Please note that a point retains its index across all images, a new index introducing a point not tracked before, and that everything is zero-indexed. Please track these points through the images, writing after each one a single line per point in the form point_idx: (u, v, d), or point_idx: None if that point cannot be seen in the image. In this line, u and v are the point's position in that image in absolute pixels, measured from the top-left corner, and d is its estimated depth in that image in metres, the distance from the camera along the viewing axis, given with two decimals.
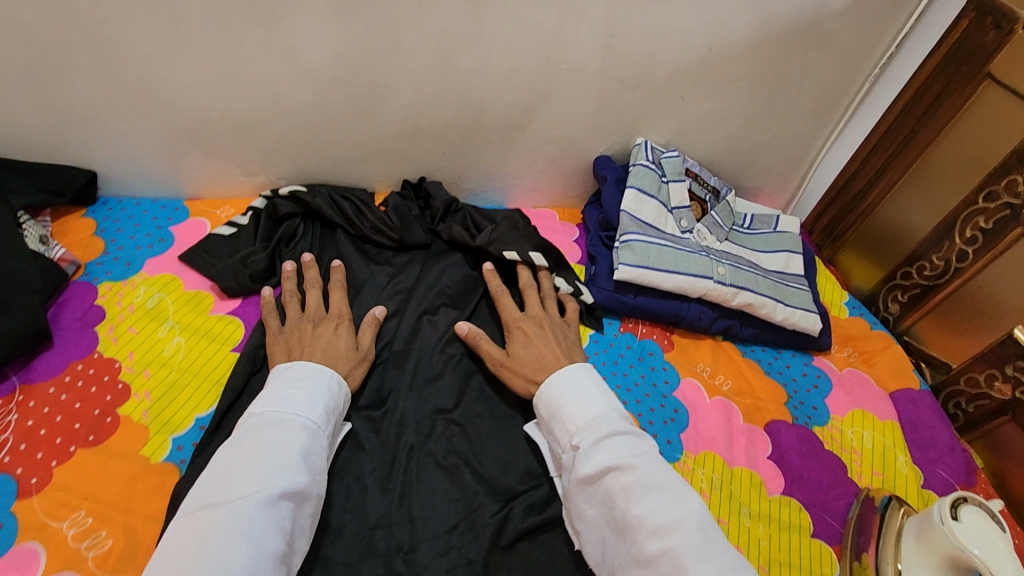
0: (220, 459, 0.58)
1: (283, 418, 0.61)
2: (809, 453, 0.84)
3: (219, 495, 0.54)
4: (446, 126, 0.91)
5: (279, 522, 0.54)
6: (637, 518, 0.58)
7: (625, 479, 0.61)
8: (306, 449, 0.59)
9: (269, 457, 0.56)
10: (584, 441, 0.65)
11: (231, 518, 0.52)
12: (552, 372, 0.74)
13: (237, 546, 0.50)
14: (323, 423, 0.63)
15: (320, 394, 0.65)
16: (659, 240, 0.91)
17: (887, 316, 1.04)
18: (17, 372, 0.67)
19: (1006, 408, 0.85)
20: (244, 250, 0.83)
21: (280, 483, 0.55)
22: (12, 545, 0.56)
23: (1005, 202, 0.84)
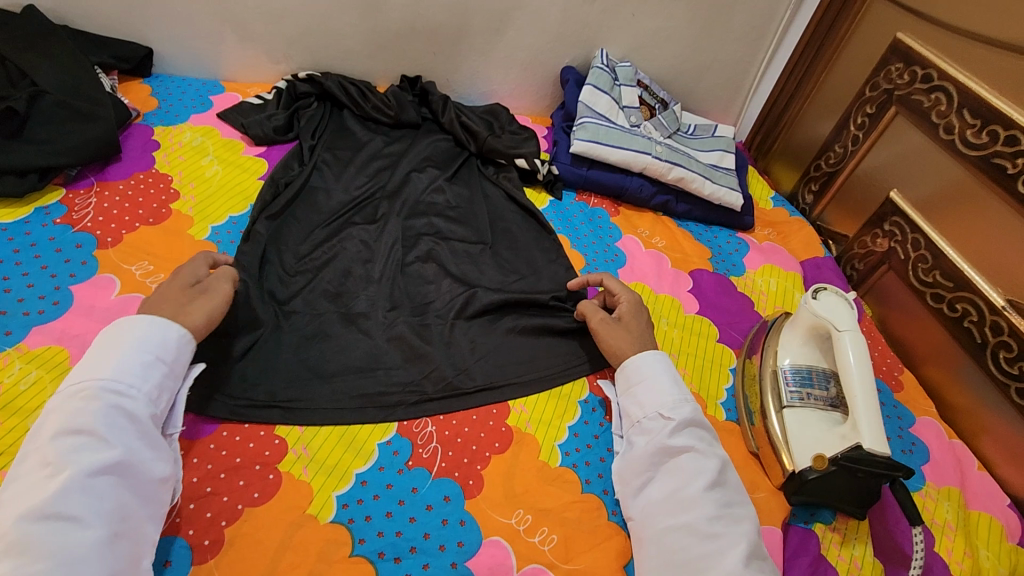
0: (24, 454, 0.53)
1: (81, 392, 0.56)
2: (723, 292, 1.02)
3: (16, 499, 0.50)
4: (437, 28, 1.12)
5: (93, 504, 0.50)
6: (703, 498, 0.63)
7: (701, 464, 0.66)
8: (111, 418, 0.55)
9: (63, 444, 0.52)
10: (675, 416, 0.70)
11: (25, 519, 0.48)
12: (645, 349, 0.78)
13: (43, 545, 0.47)
14: (139, 384, 0.59)
15: (133, 351, 0.60)
16: (609, 124, 1.12)
17: (804, 207, 1.24)
18: (95, 174, 0.86)
19: (885, 259, 1.04)
20: (269, 112, 1.03)
21: (84, 464, 0.51)
22: (95, 274, 0.75)
23: (884, 90, 1.04)
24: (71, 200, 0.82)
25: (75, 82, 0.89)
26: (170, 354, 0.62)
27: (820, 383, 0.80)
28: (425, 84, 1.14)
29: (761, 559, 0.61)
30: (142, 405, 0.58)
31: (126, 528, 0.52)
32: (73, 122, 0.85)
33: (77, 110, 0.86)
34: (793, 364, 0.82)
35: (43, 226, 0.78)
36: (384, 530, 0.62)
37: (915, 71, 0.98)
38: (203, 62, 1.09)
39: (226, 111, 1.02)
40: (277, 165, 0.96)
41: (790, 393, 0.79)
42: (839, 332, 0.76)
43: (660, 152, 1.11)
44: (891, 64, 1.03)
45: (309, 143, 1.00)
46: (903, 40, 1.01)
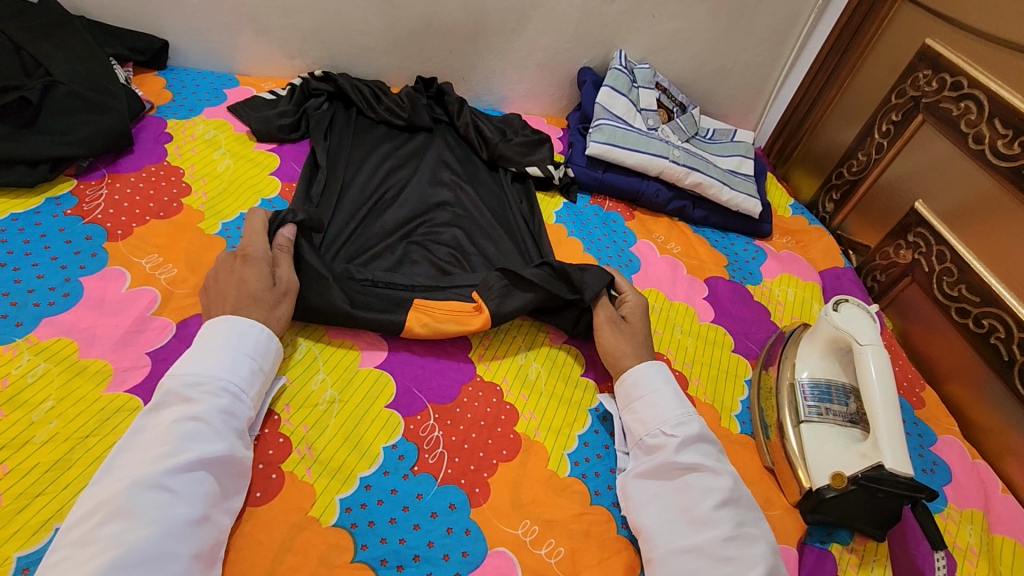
0: (139, 425, 0.56)
1: (203, 379, 0.59)
2: (739, 300, 1.00)
3: (131, 466, 0.53)
4: (453, 26, 1.11)
5: (194, 487, 0.53)
6: (713, 518, 0.61)
7: (709, 481, 0.64)
8: (225, 412, 0.58)
9: (182, 425, 0.55)
10: (679, 433, 0.68)
11: (137, 488, 0.51)
12: (647, 361, 0.76)
13: (149, 515, 0.50)
14: (246, 384, 0.61)
15: (247, 352, 0.63)
16: (626, 127, 1.10)
17: (825, 215, 1.21)
18: (106, 166, 0.85)
19: (908, 271, 1.01)
20: (279, 109, 1.01)
21: (197, 449, 0.54)
22: (104, 267, 0.74)
23: (910, 97, 1.01)
24: (82, 191, 0.81)
25: (91, 74, 0.88)
26: (271, 361, 0.65)
27: (840, 398, 0.78)
28: (442, 87, 1.12)
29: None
30: (249, 405, 0.61)
31: (214, 517, 0.54)
32: (87, 113, 0.84)
33: (90, 101, 0.85)
34: (812, 378, 0.79)
35: (53, 217, 0.77)
36: (387, 537, 0.60)
37: (943, 78, 0.95)
38: (217, 55, 1.09)
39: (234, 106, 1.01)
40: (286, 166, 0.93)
41: (808, 407, 0.77)
42: (860, 346, 0.74)
43: (677, 157, 1.09)
44: (919, 71, 1.00)
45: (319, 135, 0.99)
46: (931, 46, 0.98)
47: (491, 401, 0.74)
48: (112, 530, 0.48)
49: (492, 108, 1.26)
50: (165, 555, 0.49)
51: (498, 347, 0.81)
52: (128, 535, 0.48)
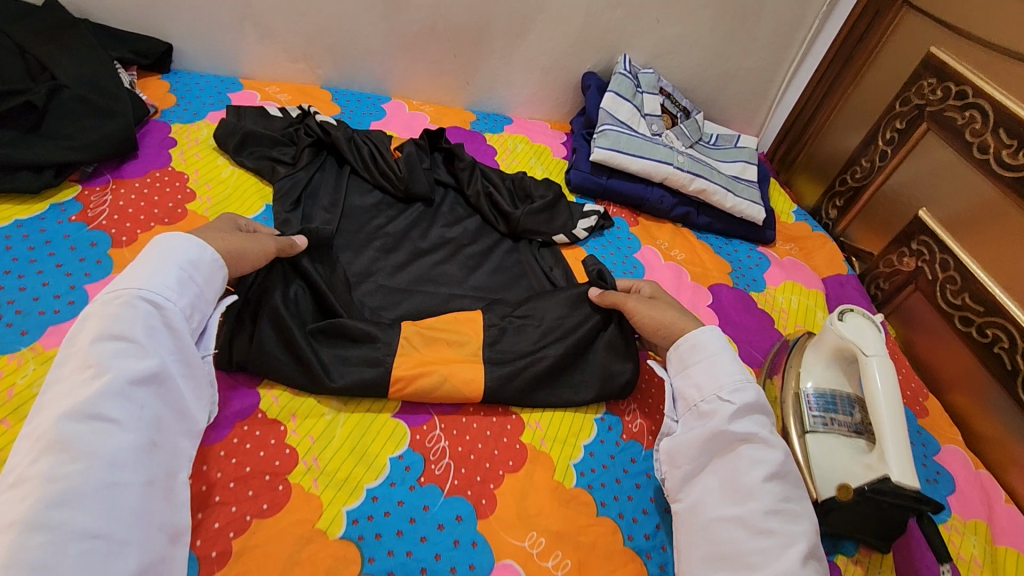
0: (64, 356, 0.56)
1: (122, 296, 0.58)
2: (743, 308, 1.00)
3: (58, 400, 0.52)
4: (457, 29, 1.10)
5: (131, 412, 0.53)
6: (759, 490, 0.61)
7: (761, 454, 0.64)
8: (150, 327, 0.58)
9: (105, 348, 0.54)
10: (733, 399, 0.67)
11: (69, 420, 0.50)
12: (704, 327, 0.75)
13: (88, 443, 0.50)
14: (174, 296, 0.60)
15: (172, 265, 0.61)
16: (630, 133, 1.10)
17: (827, 222, 1.21)
18: (110, 171, 0.85)
19: (912, 279, 1.01)
20: (266, 148, 0.94)
21: (126, 368, 0.54)
22: (109, 274, 0.73)
23: (915, 105, 1.01)
24: (86, 196, 0.81)
25: (95, 78, 0.87)
26: (202, 272, 0.64)
27: (845, 408, 0.78)
28: (451, 147, 1.02)
29: (815, 560, 0.59)
30: (181, 318, 0.60)
31: (159, 439, 0.55)
32: (91, 118, 0.84)
33: (94, 106, 0.85)
34: (817, 387, 0.79)
35: (58, 223, 0.77)
36: (394, 549, 0.60)
37: (948, 86, 0.95)
38: (222, 57, 1.08)
39: (228, 124, 0.94)
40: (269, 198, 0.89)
41: (813, 417, 0.77)
42: (866, 356, 0.74)
43: (682, 163, 1.09)
44: (924, 79, 1.00)
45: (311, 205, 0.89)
46: (936, 54, 0.98)
47: (498, 410, 0.74)
48: (48, 465, 0.48)
49: (496, 112, 1.26)
50: (114, 482, 0.49)
51: None
52: (63, 467, 0.48)
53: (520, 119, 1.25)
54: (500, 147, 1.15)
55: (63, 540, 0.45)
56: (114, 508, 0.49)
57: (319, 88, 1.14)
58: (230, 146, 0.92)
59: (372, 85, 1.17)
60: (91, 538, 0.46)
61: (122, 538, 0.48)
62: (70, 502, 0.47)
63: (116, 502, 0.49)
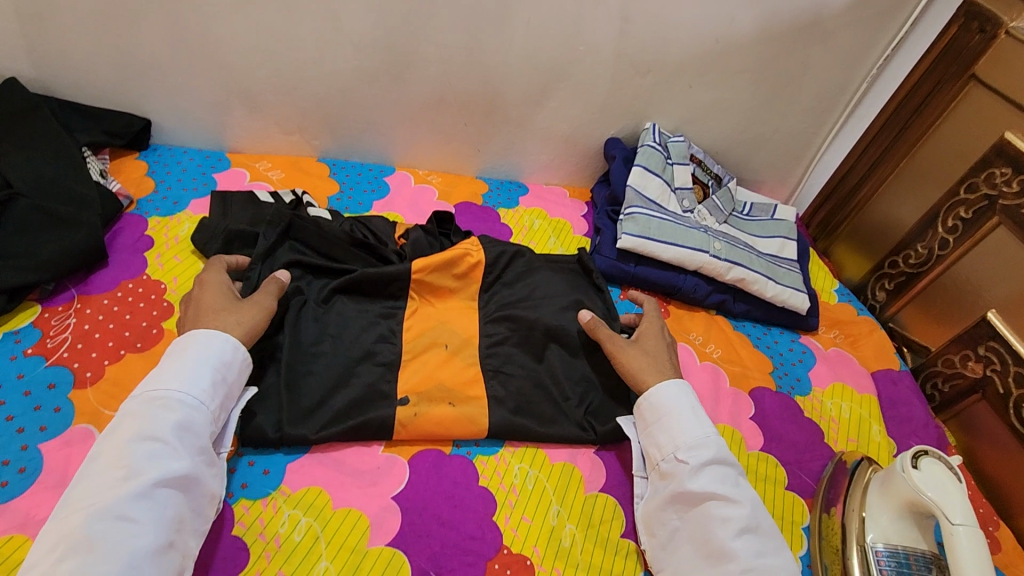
0: (97, 449, 0.56)
1: (160, 396, 0.59)
2: (789, 419, 0.89)
3: (88, 493, 0.52)
4: (469, 99, 1.00)
5: (153, 513, 0.53)
6: (730, 549, 0.61)
7: (728, 511, 0.63)
8: (183, 428, 0.58)
9: (138, 449, 0.54)
10: (692, 458, 0.67)
11: (94, 521, 0.50)
12: (660, 381, 0.74)
13: (107, 548, 0.50)
14: (209, 397, 0.61)
15: (208, 361, 0.62)
16: (661, 215, 0.99)
17: (874, 304, 1.10)
18: (76, 285, 0.74)
19: (978, 386, 0.90)
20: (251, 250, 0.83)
21: (153, 472, 0.54)
22: (68, 425, 0.63)
23: (985, 194, 0.91)
24: (46, 320, 0.70)
25: (58, 178, 0.77)
26: (233, 371, 0.64)
27: (920, 570, 0.68)
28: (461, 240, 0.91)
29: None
30: (211, 418, 0.61)
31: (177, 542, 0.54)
32: (51, 229, 0.73)
33: (56, 214, 0.74)
34: (886, 544, 0.70)
35: (11, 359, 0.67)
36: None
37: None
38: (207, 132, 0.97)
39: (208, 226, 0.82)
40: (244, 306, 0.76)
41: None
42: (952, 527, 0.63)
43: (719, 249, 0.98)
44: (995, 167, 0.90)
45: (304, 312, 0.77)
46: (1010, 140, 0.87)
47: None
48: (71, 566, 0.48)
49: (509, 179, 1.15)
50: None
51: (527, 505, 0.70)
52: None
53: (536, 187, 1.14)
54: (515, 225, 1.04)
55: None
56: None
57: (316, 161, 1.03)
58: (211, 251, 0.81)
59: (374, 155, 1.06)
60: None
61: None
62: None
63: None
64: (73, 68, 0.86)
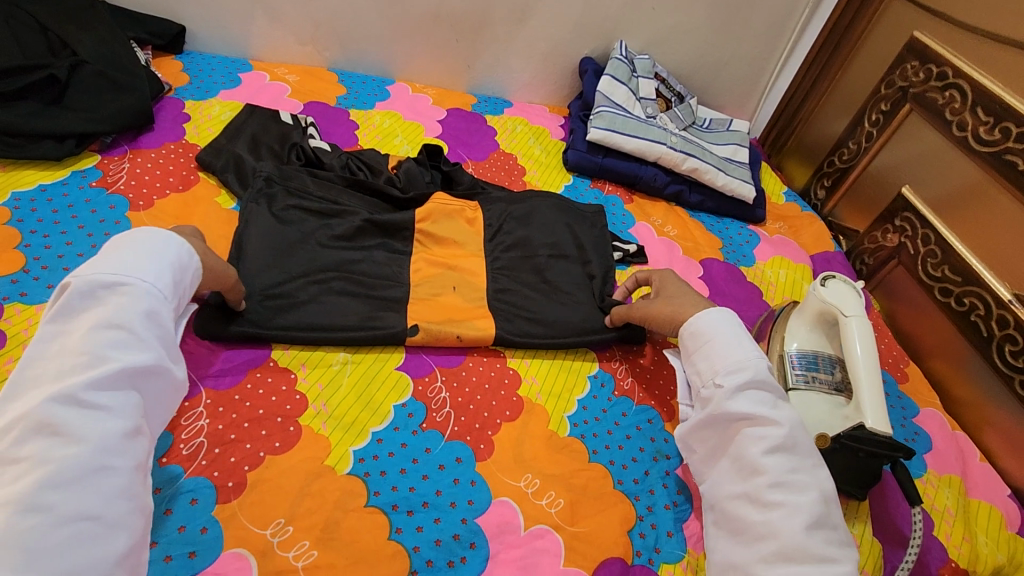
0: (48, 338, 0.52)
1: (118, 284, 0.55)
2: (732, 281, 1.04)
3: (46, 381, 0.50)
4: (460, 16, 1.15)
5: (122, 399, 0.51)
6: (762, 464, 0.63)
7: (763, 430, 0.65)
8: (149, 318, 0.55)
9: (101, 337, 0.52)
10: (728, 382, 0.69)
11: (56, 405, 0.48)
12: (707, 309, 0.77)
13: (77, 429, 0.48)
14: (170, 291, 0.58)
15: (166, 254, 0.59)
16: (625, 114, 1.14)
17: (816, 202, 1.25)
18: (128, 142, 0.89)
19: (895, 254, 1.05)
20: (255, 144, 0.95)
21: (120, 360, 0.52)
22: (127, 234, 0.78)
23: (899, 87, 1.05)
24: (106, 165, 0.85)
25: (114, 55, 0.92)
26: (189, 263, 0.61)
27: (826, 368, 0.82)
28: (450, 169, 0.99)
29: (829, 527, 0.60)
30: (173, 312, 0.59)
31: (142, 429, 0.54)
32: (110, 93, 0.88)
33: (114, 81, 0.89)
34: (800, 349, 0.84)
35: (79, 188, 0.81)
36: (398, 485, 0.64)
37: (930, 68, 0.99)
38: (233, 40, 1.12)
39: (232, 125, 0.96)
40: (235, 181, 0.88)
41: (795, 375, 0.81)
42: (846, 318, 0.78)
43: (675, 143, 1.13)
44: (907, 62, 1.04)
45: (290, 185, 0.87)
46: (918, 38, 1.02)
47: (495, 366, 0.79)
48: (36, 448, 0.46)
49: (496, 96, 1.30)
50: (104, 468, 0.48)
51: None
52: (58, 456, 0.46)
53: (520, 104, 1.29)
54: (499, 128, 1.19)
55: (53, 526, 0.44)
56: (100, 489, 0.47)
57: (326, 70, 1.18)
58: (222, 140, 0.94)
59: (377, 68, 1.21)
60: (84, 523, 0.45)
61: (113, 518, 0.47)
62: (66, 487, 0.45)
63: (103, 489, 0.47)
64: None
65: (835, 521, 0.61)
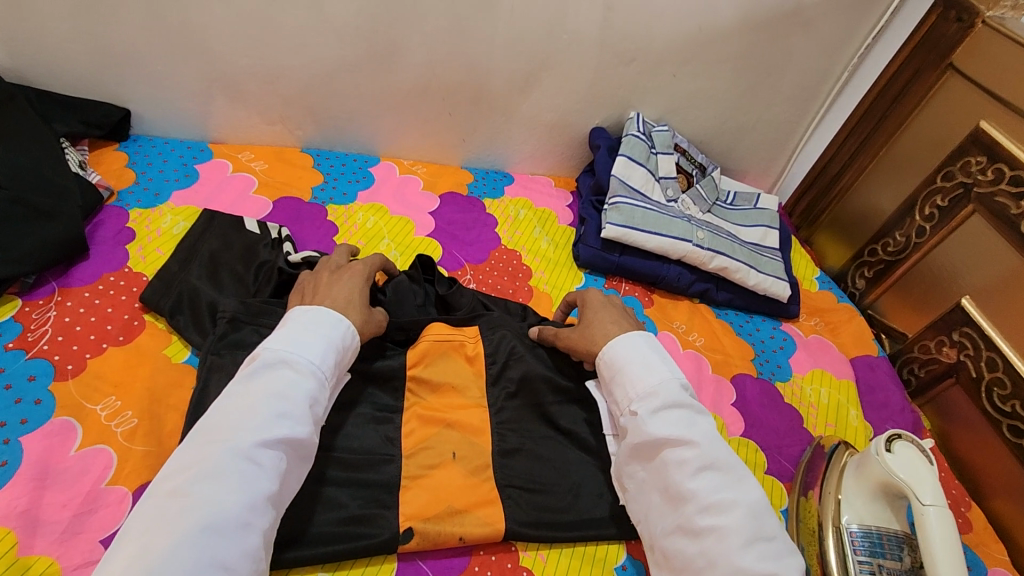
0: (230, 394, 0.58)
1: (290, 361, 0.60)
2: (769, 404, 0.91)
3: (221, 430, 0.55)
4: (453, 88, 0.99)
5: (274, 465, 0.55)
6: (687, 491, 0.61)
7: (683, 453, 0.62)
8: (309, 399, 0.59)
9: (271, 405, 0.57)
10: (642, 408, 0.66)
11: (229, 456, 0.53)
12: (619, 334, 0.74)
13: (237, 482, 0.52)
14: (330, 374, 0.63)
15: (332, 344, 0.63)
16: (645, 205, 1.00)
17: (855, 291, 1.13)
18: (56, 277, 0.74)
19: (952, 371, 0.93)
20: (214, 272, 0.79)
21: (282, 430, 0.56)
22: (50, 418, 0.63)
23: (960, 182, 0.93)
24: (27, 314, 0.70)
25: (36, 167, 0.77)
26: (346, 353, 0.66)
27: (893, 551, 0.70)
28: (446, 293, 0.84)
29: (762, 541, 0.58)
30: (329, 394, 0.63)
31: (278, 497, 0.56)
32: (31, 220, 0.73)
33: (35, 202, 0.74)
34: (861, 525, 0.72)
35: None
36: None
37: (1000, 169, 0.86)
38: (187, 121, 0.96)
39: (187, 243, 0.80)
40: (188, 329, 0.73)
41: (859, 565, 0.69)
42: (923, 507, 0.66)
43: (702, 239, 1.00)
44: (970, 155, 0.92)
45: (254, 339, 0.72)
46: (986, 130, 0.89)
47: (506, 568, 0.67)
48: (202, 490, 0.51)
49: (495, 169, 1.15)
50: (247, 524, 0.51)
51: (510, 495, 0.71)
52: (217, 504, 0.50)
53: (521, 178, 1.15)
54: (500, 216, 1.04)
55: (198, 569, 0.47)
56: (239, 543, 0.50)
57: (299, 151, 1.02)
58: (173, 267, 0.78)
59: (359, 145, 1.05)
60: (220, 573, 0.48)
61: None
62: (217, 534, 0.49)
63: (242, 545, 0.50)
64: (48, 55, 0.85)
65: (769, 536, 0.59)
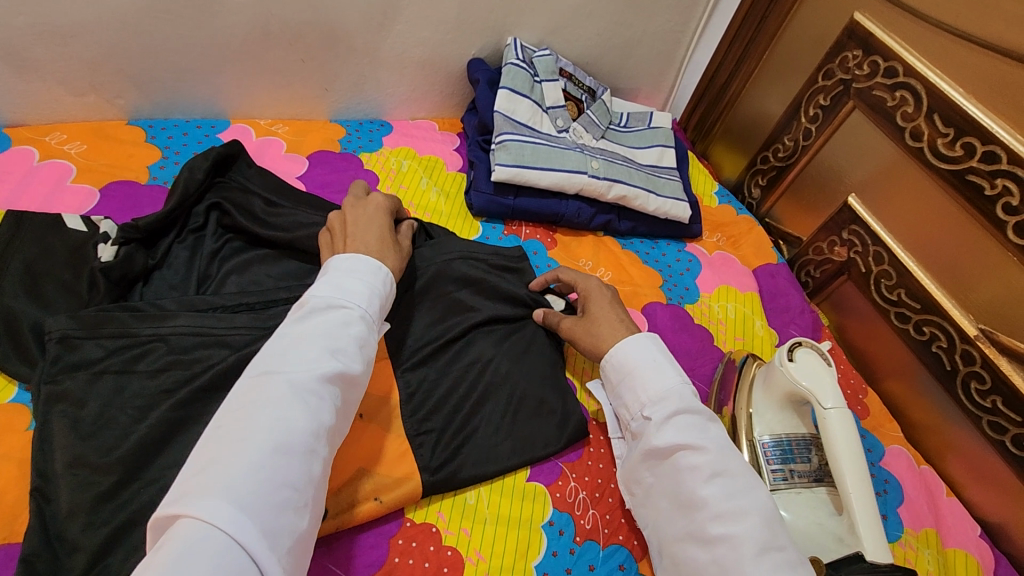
0: (283, 330, 0.55)
1: (340, 300, 0.58)
2: (680, 328, 0.90)
3: (278, 362, 0.52)
4: (300, 31, 0.86)
5: (332, 401, 0.52)
6: (699, 500, 0.58)
7: (694, 459, 0.59)
8: (360, 336, 0.57)
9: (324, 341, 0.54)
10: (655, 413, 0.64)
11: (290, 388, 0.50)
12: (632, 335, 0.70)
13: (300, 413, 0.49)
14: (377, 315, 0.60)
15: (378, 289, 0.61)
16: (534, 139, 0.93)
17: (752, 201, 1.13)
18: None
19: (843, 269, 0.96)
20: (35, 288, 0.66)
21: (338, 364, 0.53)
22: None
23: (839, 79, 0.93)
24: None
25: None
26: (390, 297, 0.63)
27: (802, 454, 0.73)
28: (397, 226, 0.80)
29: (775, 551, 0.54)
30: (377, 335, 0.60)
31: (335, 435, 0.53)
32: None
33: None
34: (771, 436, 0.74)
35: None
36: None
37: (875, 61, 0.86)
38: None
39: None
40: (14, 360, 0.61)
41: (773, 473, 0.71)
42: (824, 411, 0.67)
43: (597, 169, 0.95)
44: (847, 50, 0.91)
45: (94, 359, 0.60)
46: (861, 22, 0.88)
47: (429, 551, 0.62)
48: (264, 417, 0.48)
49: (370, 118, 1.03)
50: (308, 454, 0.48)
51: None
52: (282, 428, 0.47)
53: (401, 124, 1.04)
54: (381, 170, 0.94)
55: (266, 489, 0.44)
56: (304, 469, 0.47)
57: (126, 124, 0.86)
58: None
59: (200, 109, 0.90)
60: (286, 494, 0.45)
61: (307, 501, 0.47)
62: (284, 457, 0.46)
63: (302, 472, 0.47)
64: None
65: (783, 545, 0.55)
